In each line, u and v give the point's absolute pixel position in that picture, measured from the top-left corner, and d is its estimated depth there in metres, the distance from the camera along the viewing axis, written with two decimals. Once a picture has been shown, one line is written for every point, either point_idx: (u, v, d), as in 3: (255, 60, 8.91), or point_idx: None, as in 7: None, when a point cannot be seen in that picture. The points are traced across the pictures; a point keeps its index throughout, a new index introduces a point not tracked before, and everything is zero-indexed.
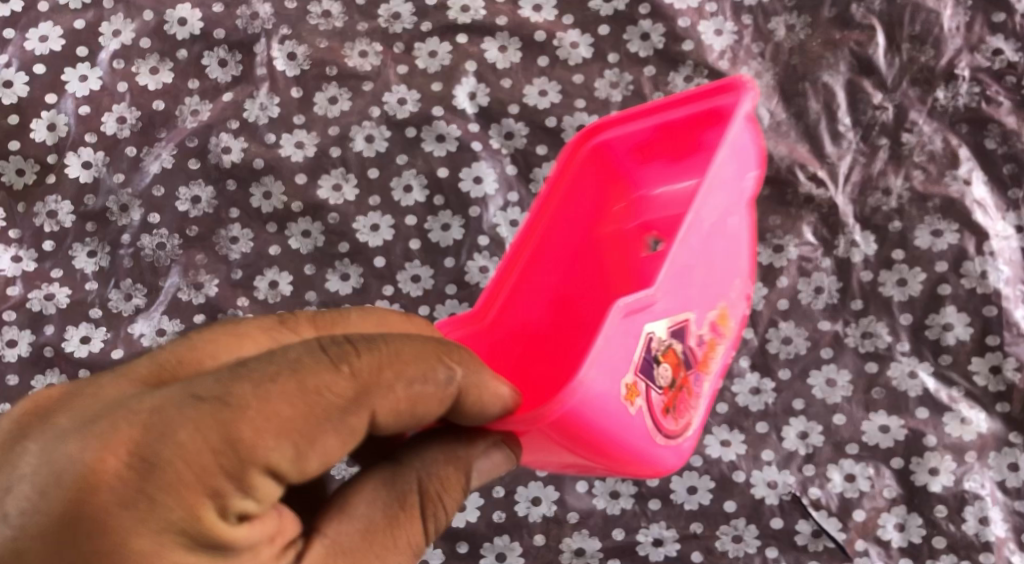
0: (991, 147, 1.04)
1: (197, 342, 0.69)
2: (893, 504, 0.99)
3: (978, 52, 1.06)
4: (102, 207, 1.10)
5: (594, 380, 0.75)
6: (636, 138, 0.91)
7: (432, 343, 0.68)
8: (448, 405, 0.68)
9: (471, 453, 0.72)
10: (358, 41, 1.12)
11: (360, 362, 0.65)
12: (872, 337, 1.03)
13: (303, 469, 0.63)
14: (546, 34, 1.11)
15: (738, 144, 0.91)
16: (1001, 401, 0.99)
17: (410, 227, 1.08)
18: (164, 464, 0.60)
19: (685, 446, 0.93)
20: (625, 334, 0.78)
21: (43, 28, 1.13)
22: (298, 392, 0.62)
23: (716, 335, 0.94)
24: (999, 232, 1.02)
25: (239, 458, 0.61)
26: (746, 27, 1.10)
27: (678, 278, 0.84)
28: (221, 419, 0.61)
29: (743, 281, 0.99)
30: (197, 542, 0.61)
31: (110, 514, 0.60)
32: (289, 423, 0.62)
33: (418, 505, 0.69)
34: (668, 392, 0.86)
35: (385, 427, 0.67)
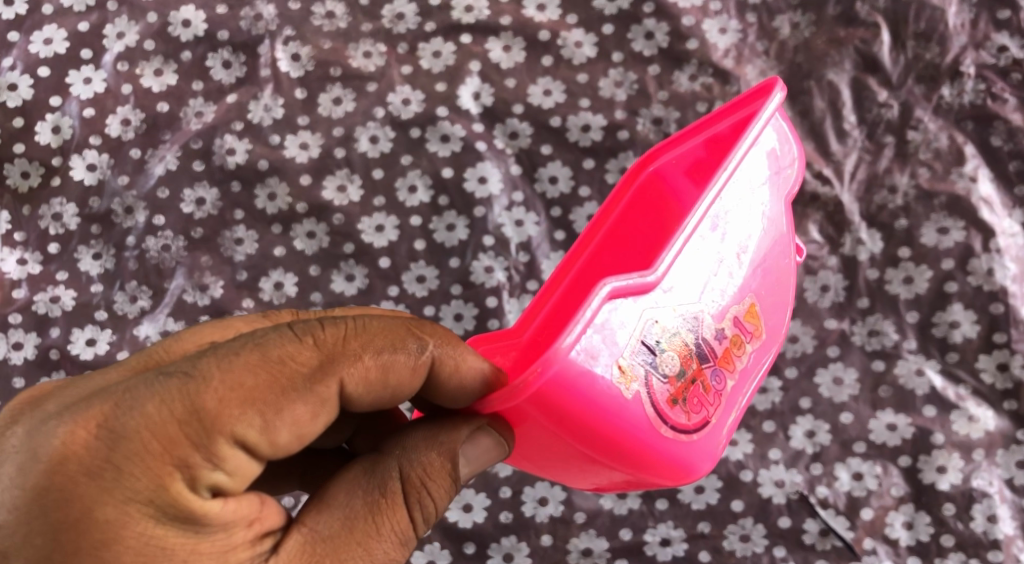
0: (997, 144, 1.04)
1: (185, 332, 0.76)
2: (901, 502, 0.99)
3: (983, 49, 1.06)
4: (106, 210, 1.09)
5: (578, 354, 0.69)
6: (693, 158, 0.85)
7: (401, 320, 0.73)
8: (421, 378, 0.72)
9: (454, 439, 0.72)
10: (362, 42, 1.12)
11: (325, 336, 0.70)
12: (879, 335, 1.02)
13: (273, 440, 0.68)
14: (550, 33, 1.11)
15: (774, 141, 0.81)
16: (1008, 398, 0.99)
17: (415, 228, 1.08)
18: (131, 434, 0.66)
19: (700, 449, 0.77)
20: (622, 318, 0.71)
21: (47, 31, 1.13)
22: (261, 362, 0.68)
23: (743, 331, 0.79)
24: (1006, 229, 1.02)
25: (203, 427, 0.66)
26: (751, 25, 1.10)
27: (690, 259, 0.75)
28: (186, 391, 0.67)
29: (774, 268, 0.82)
30: (164, 512, 0.66)
31: (82, 482, 0.66)
32: (252, 391, 0.67)
33: (400, 492, 0.71)
34: (675, 382, 0.74)
35: (361, 401, 0.71)
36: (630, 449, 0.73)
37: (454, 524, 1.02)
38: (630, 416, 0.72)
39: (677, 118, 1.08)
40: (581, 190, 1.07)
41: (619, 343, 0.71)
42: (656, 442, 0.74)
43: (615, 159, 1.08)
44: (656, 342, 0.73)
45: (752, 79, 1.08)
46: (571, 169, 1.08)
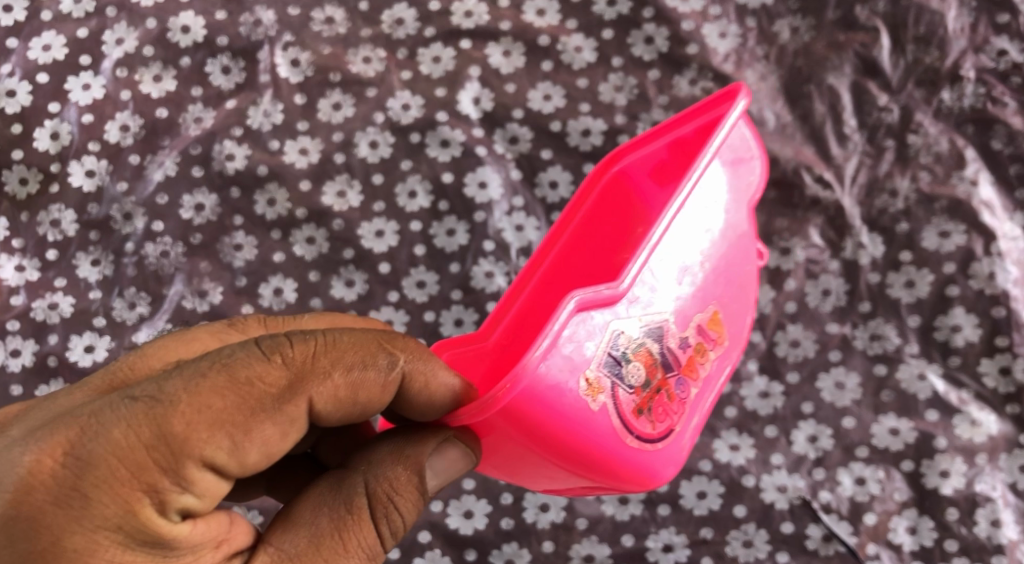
0: (998, 147, 1.04)
1: (151, 348, 0.77)
2: (904, 507, 0.99)
3: (983, 53, 1.06)
4: (105, 216, 1.09)
5: (547, 365, 0.75)
6: (657, 160, 0.92)
7: (368, 335, 0.74)
8: (392, 392, 0.74)
9: (421, 452, 0.75)
10: (361, 47, 1.12)
11: (292, 355, 0.71)
12: (881, 339, 1.02)
13: (242, 460, 0.70)
14: (550, 38, 1.11)
15: (738, 148, 0.88)
16: (1010, 402, 0.99)
17: (415, 233, 1.07)
18: (98, 460, 0.67)
19: (664, 454, 0.83)
20: (588, 328, 0.77)
21: (46, 37, 1.13)
22: (228, 385, 0.69)
23: (706, 339, 0.86)
24: (1007, 233, 1.02)
25: (171, 451, 0.68)
26: (751, 29, 1.10)
27: (653, 272, 0.81)
28: (154, 416, 0.68)
29: (735, 277, 0.88)
30: (134, 537, 0.68)
31: (54, 509, 0.67)
32: (219, 415, 0.68)
33: (366, 508, 0.73)
34: (641, 392, 0.80)
35: (329, 417, 0.73)
36: (601, 456, 0.79)
37: (455, 530, 1.01)
38: (600, 423, 0.78)
39: None
40: None
41: (587, 351, 0.77)
42: (625, 449, 0.80)
43: None
44: (622, 352, 0.78)
45: (752, 84, 1.08)
46: (571, 174, 1.08)
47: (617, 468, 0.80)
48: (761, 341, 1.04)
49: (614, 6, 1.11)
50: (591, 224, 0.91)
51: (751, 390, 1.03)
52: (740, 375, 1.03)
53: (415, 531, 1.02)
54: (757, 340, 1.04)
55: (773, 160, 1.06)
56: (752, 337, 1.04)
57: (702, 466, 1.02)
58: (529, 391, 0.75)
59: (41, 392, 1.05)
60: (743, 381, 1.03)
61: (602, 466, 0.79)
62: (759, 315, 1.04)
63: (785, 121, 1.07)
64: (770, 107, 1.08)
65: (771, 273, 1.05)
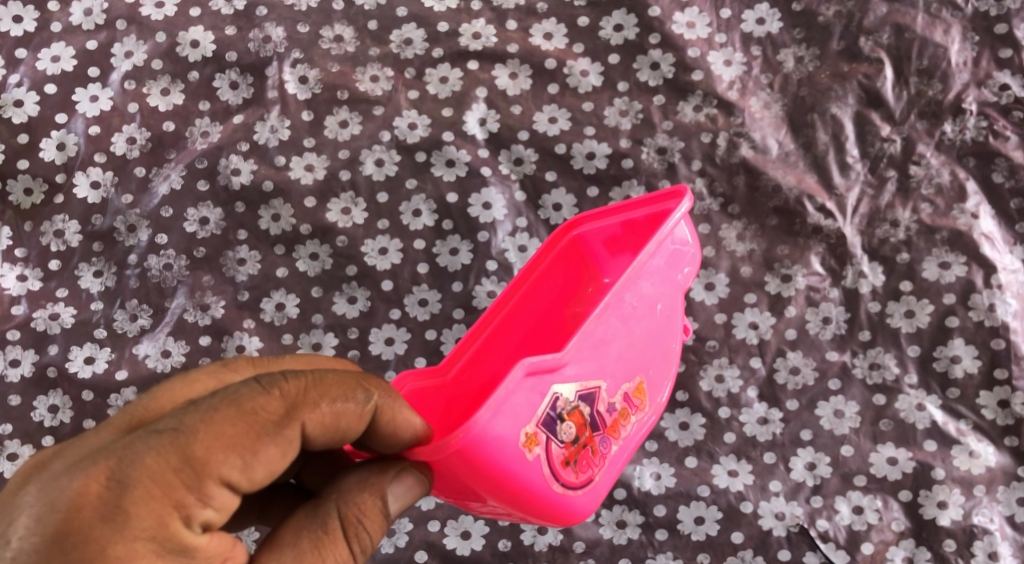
0: (999, 180, 1.05)
1: (156, 389, 0.76)
2: (902, 537, 0.99)
3: (985, 87, 1.07)
4: (109, 227, 1.09)
5: (491, 424, 0.77)
6: (610, 234, 0.92)
7: (354, 374, 0.75)
8: (365, 426, 0.74)
9: (384, 479, 0.75)
10: (370, 66, 1.13)
11: (289, 387, 0.72)
12: (880, 368, 1.03)
13: (252, 478, 0.70)
14: (557, 62, 1.12)
15: (678, 248, 0.89)
16: (1009, 434, 0.99)
17: (419, 251, 1.08)
18: (133, 483, 0.68)
19: (581, 506, 0.85)
20: (530, 393, 0.79)
21: (55, 48, 1.14)
22: (238, 414, 0.70)
23: (629, 406, 0.87)
24: (1007, 265, 1.03)
25: (195, 472, 0.69)
26: (756, 58, 1.11)
27: (595, 341, 0.83)
28: (178, 442, 0.69)
29: (664, 349, 0.90)
30: (165, 548, 0.68)
31: (94, 530, 0.67)
32: (233, 439, 0.69)
33: (340, 529, 0.73)
34: (570, 446, 0.82)
35: (312, 444, 0.74)
36: (524, 502, 0.80)
37: (452, 550, 1.01)
38: (529, 477, 0.80)
39: (682, 149, 1.09)
40: None
41: (527, 410, 0.79)
42: (547, 498, 0.81)
43: (619, 188, 1.08)
44: (558, 412, 0.81)
45: (756, 112, 1.09)
46: (575, 197, 1.08)
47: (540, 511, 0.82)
48: (761, 367, 1.04)
49: (621, 31, 1.12)
50: (544, 282, 0.91)
51: (750, 416, 1.03)
52: (739, 401, 1.04)
53: (412, 550, 1.01)
54: (756, 366, 1.04)
55: (776, 189, 1.07)
56: (752, 363, 1.04)
57: (700, 491, 1.02)
58: (472, 444, 0.76)
59: (40, 402, 1.05)
60: (742, 407, 1.03)
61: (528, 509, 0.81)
62: (759, 342, 1.05)
63: (788, 149, 1.08)
64: (773, 135, 1.09)
65: (772, 299, 1.05)
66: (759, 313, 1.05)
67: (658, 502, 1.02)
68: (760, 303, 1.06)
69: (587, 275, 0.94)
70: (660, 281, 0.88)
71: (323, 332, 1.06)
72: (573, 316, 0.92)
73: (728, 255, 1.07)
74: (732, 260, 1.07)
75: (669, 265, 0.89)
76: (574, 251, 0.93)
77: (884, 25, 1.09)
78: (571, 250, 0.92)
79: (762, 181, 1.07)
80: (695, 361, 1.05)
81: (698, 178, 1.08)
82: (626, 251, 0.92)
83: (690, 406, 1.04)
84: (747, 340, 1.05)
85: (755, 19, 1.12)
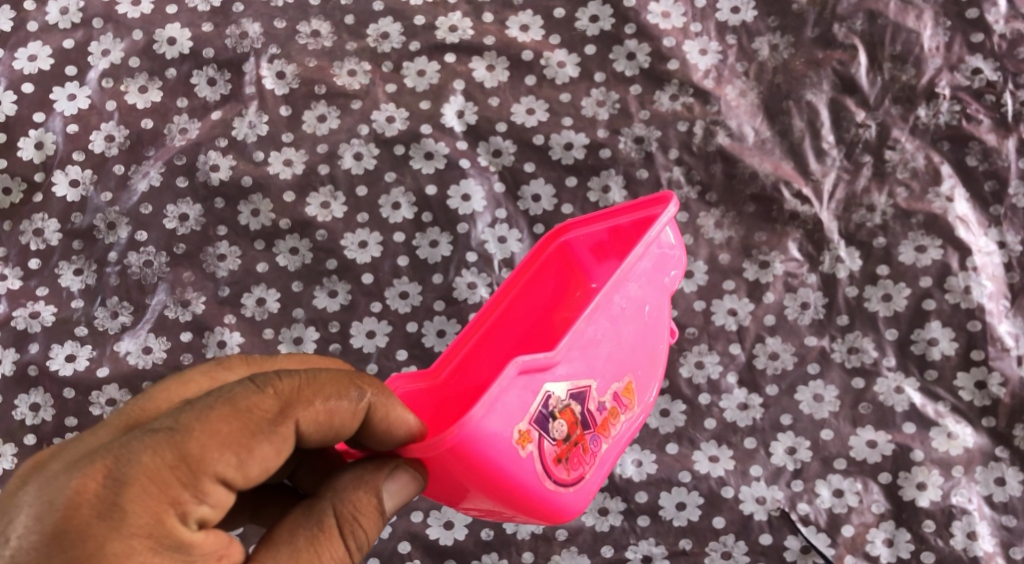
0: (973, 164, 1.06)
1: (150, 390, 0.76)
2: (882, 519, 0.99)
3: (957, 72, 1.08)
4: (89, 225, 1.09)
5: (484, 422, 0.77)
6: (597, 240, 0.92)
7: (347, 374, 0.75)
8: (357, 424, 0.74)
9: (378, 476, 0.75)
10: (347, 60, 1.13)
11: (283, 384, 0.72)
12: (859, 352, 1.03)
13: (247, 475, 0.71)
14: (533, 53, 1.12)
15: (665, 251, 0.89)
16: (986, 415, 1.00)
17: (398, 244, 1.08)
18: (130, 480, 0.68)
19: (572, 505, 0.85)
20: (522, 390, 0.79)
21: (32, 47, 1.14)
22: (232, 411, 0.70)
23: (620, 405, 0.87)
24: (982, 248, 1.04)
25: (192, 469, 0.69)
26: (731, 46, 1.12)
27: (586, 340, 0.83)
28: (174, 440, 0.69)
29: (652, 351, 0.90)
30: (163, 544, 0.68)
31: (90, 527, 0.67)
32: (228, 435, 0.70)
33: (336, 526, 0.74)
34: (561, 444, 0.82)
35: (306, 443, 0.74)
36: (517, 499, 0.81)
37: (436, 541, 1.02)
38: (521, 474, 0.80)
39: (659, 137, 1.09)
40: (563, 207, 1.08)
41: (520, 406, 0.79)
42: (539, 496, 0.81)
43: (597, 177, 1.09)
44: (550, 410, 0.81)
45: (731, 100, 1.10)
46: (554, 187, 1.09)
47: (533, 508, 0.82)
48: (740, 353, 1.05)
49: (597, 22, 1.13)
50: (533, 285, 0.91)
51: (730, 402, 1.04)
52: (719, 387, 1.04)
53: (395, 542, 1.02)
54: (736, 352, 1.05)
55: (753, 176, 1.08)
56: (731, 349, 1.05)
57: (682, 477, 1.02)
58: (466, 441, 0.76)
59: (22, 401, 1.05)
60: (723, 393, 1.04)
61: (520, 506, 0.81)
62: (738, 328, 1.05)
63: (764, 137, 1.09)
64: (749, 123, 1.09)
65: (751, 286, 1.06)
66: (738, 299, 1.06)
67: (640, 489, 1.02)
68: (738, 290, 1.06)
69: (575, 280, 0.93)
70: (648, 284, 0.88)
71: (304, 326, 1.06)
72: (563, 319, 0.91)
73: (706, 242, 1.08)
74: (710, 248, 1.07)
75: (657, 268, 0.88)
76: (561, 257, 0.92)
77: (857, 12, 1.10)
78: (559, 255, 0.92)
79: (739, 168, 1.08)
80: (675, 348, 1.06)
81: (675, 167, 1.09)
82: (614, 256, 0.92)
83: (670, 393, 1.05)
84: (726, 327, 1.06)
85: (729, 8, 1.13)
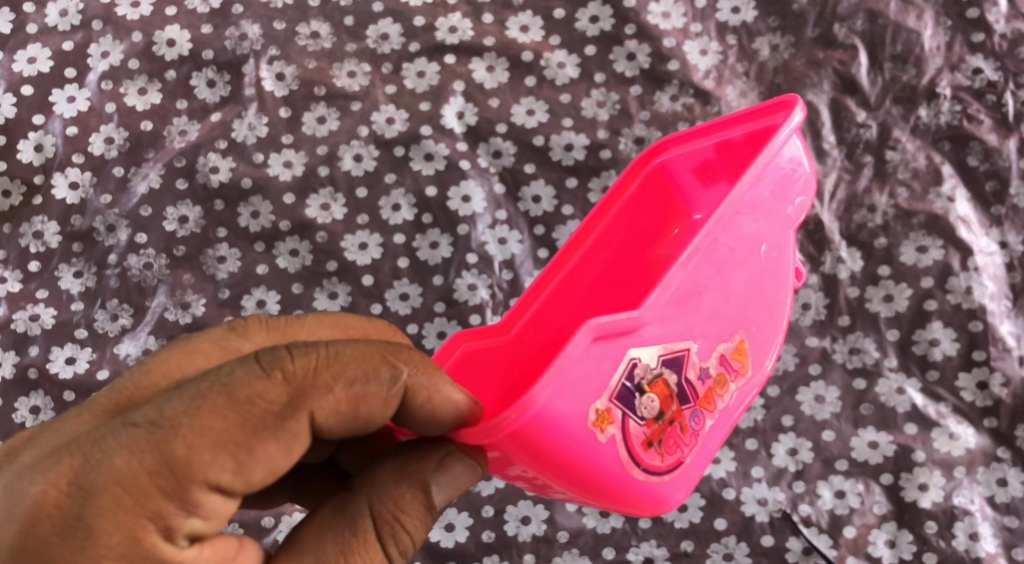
0: (974, 164, 1.05)
1: (153, 363, 0.75)
2: (884, 520, 0.99)
3: (958, 71, 1.08)
4: (88, 228, 1.09)
5: (557, 397, 0.71)
6: (700, 159, 0.86)
7: (380, 350, 0.71)
8: (394, 408, 0.71)
9: (426, 469, 0.72)
10: (347, 61, 1.13)
11: (293, 367, 0.69)
12: (860, 353, 1.03)
13: (249, 478, 0.68)
14: (533, 54, 1.12)
15: (789, 169, 0.82)
16: (987, 416, 1.00)
17: (399, 245, 1.08)
18: (100, 490, 0.66)
19: (669, 493, 0.78)
20: (600, 359, 0.73)
21: (32, 49, 1.14)
22: (230, 404, 0.67)
23: (727, 370, 0.81)
24: (983, 248, 1.03)
25: (175, 477, 0.66)
26: (732, 47, 1.11)
27: (676, 297, 0.76)
28: (156, 441, 0.66)
29: (766, 300, 0.83)
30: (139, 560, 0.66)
31: (51, 544, 0.66)
32: (222, 436, 0.66)
33: (372, 529, 0.71)
34: (652, 424, 0.75)
35: (330, 432, 0.71)
36: (599, 488, 0.75)
37: (437, 543, 1.02)
38: (602, 460, 0.74)
39: (659, 138, 1.09)
40: (563, 208, 1.08)
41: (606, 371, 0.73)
42: (626, 484, 0.75)
43: (598, 178, 1.08)
44: (638, 382, 0.74)
45: (732, 100, 1.10)
46: (554, 188, 1.09)
47: (621, 496, 0.76)
48: None
49: (597, 22, 1.13)
50: (623, 220, 0.86)
51: None
52: None
53: None
54: None
55: None
56: None
57: None
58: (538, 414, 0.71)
59: (22, 404, 1.05)
60: None
61: (605, 494, 0.75)
62: None
63: None
64: None
65: None
66: None
67: None
68: None
69: (676, 211, 0.88)
70: (763, 217, 0.81)
71: None
72: (657, 258, 0.86)
73: None
74: None
75: (776, 195, 0.82)
76: (657, 183, 0.87)
77: (858, 12, 1.10)
78: (654, 181, 0.87)
79: None
80: None
81: None
82: (720, 179, 0.86)
83: None
84: None
85: (730, 8, 1.12)
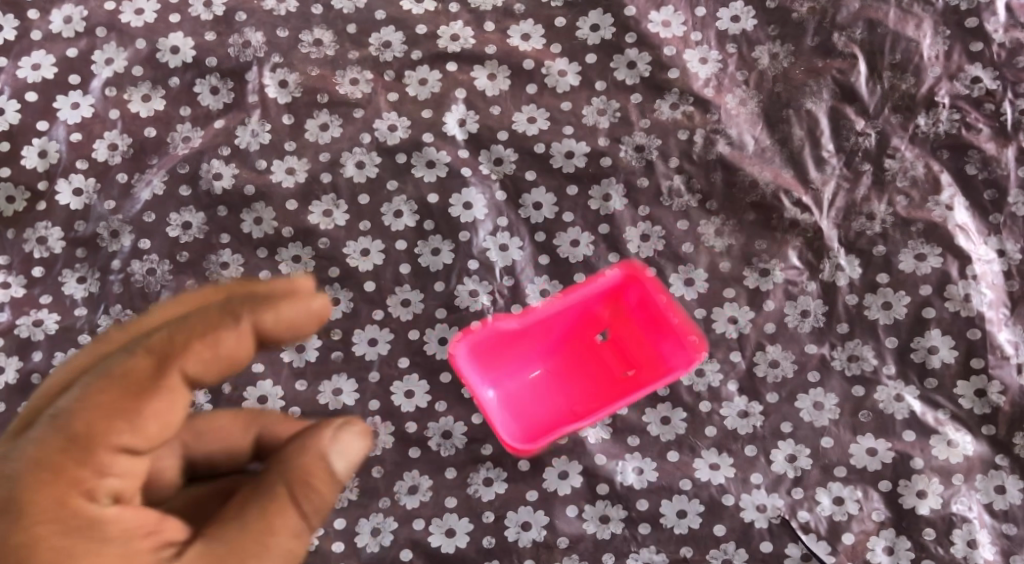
0: (973, 172, 1.06)
1: None
2: (882, 527, 1.00)
3: (957, 80, 1.08)
4: (92, 233, 1.09)
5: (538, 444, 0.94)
6: (644, 300, 1.04)
7: (211, 305, 0.66)
8: (252, 345, 0.66)
9: (322, 440, 0.69)
10: (349, 69, 1.13)
11: (155, 337, 0.64)
12: (858, 360, 1.04)
13: (149, 436, 0.63)
14: (534, 62, 1.13)
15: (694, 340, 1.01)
16: (985, 423, 1.01)
17: (400, 252, 1.09)
18: (13, 474, 0.60)
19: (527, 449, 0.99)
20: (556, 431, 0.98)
21: (36, 56, 1.14)
22: (103, 376, 0.62)
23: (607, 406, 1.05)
24: (981, 256, 1.04)
25: (77, 447, 0.61)
26: (732, 55, 1.12)
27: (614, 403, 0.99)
28: (56, 419, 0.61)
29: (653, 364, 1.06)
30: (75, 530, 0.61)
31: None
32: (107, 400, 0.62)
33: (289, 493, 0.67)
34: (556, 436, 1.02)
35: (201, 383, 0.66)
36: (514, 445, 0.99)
37: (437, 549, 1.01)
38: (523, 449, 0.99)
39: (660, 146, 1.10)
40: (564, 216, 1.09)
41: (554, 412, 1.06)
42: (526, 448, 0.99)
43: (598, 186, 1.09)
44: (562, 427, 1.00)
45: (732, 108, 1.10)
46: (555, 196, 1.09)
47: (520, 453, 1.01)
48: (741, 361, 1.05)
49: (598, 31, 1.13)
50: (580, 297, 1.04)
51: (731, 409, 1.04)
52: (720, 395, 1.05)
53: (397, 549, 1.01)
54: (736, 360, 1.05)
55: (753, 184, 1.08)
56: (732, 357, 1.05)
57: (682, 485, 1.03)
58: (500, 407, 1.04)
59: (26, 409, 1.04)
60: (723, 401, 1.04)
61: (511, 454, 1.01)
62: (739, 335, 1.06)
63: (765, 145, 1.09)
64: (749, 131, 1.10)
65: (751, 294, 1.06)
66: (738, 308, 1.06)
67: (641, 496, 1.03)
68: (739, 298, 1.06)
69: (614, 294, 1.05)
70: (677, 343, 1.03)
71: None
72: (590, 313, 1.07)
73: (707, 250, 1.08)
74: (711, 256, 1.08)
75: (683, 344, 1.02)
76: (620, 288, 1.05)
77: (857, 21, 1.11)
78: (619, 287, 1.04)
79: (739, 177, 1.09)
80: None
81: (676, 175, 1.09)
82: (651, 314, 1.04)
83: (671, 400, 1.05)
84: (726, 334, 1.06)
85: (730, 17, 1.13)
